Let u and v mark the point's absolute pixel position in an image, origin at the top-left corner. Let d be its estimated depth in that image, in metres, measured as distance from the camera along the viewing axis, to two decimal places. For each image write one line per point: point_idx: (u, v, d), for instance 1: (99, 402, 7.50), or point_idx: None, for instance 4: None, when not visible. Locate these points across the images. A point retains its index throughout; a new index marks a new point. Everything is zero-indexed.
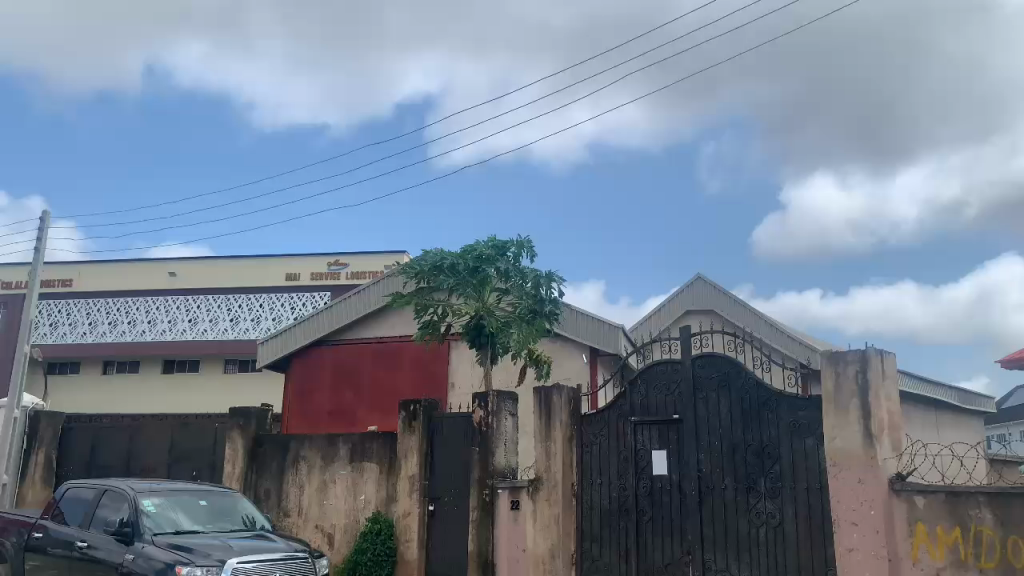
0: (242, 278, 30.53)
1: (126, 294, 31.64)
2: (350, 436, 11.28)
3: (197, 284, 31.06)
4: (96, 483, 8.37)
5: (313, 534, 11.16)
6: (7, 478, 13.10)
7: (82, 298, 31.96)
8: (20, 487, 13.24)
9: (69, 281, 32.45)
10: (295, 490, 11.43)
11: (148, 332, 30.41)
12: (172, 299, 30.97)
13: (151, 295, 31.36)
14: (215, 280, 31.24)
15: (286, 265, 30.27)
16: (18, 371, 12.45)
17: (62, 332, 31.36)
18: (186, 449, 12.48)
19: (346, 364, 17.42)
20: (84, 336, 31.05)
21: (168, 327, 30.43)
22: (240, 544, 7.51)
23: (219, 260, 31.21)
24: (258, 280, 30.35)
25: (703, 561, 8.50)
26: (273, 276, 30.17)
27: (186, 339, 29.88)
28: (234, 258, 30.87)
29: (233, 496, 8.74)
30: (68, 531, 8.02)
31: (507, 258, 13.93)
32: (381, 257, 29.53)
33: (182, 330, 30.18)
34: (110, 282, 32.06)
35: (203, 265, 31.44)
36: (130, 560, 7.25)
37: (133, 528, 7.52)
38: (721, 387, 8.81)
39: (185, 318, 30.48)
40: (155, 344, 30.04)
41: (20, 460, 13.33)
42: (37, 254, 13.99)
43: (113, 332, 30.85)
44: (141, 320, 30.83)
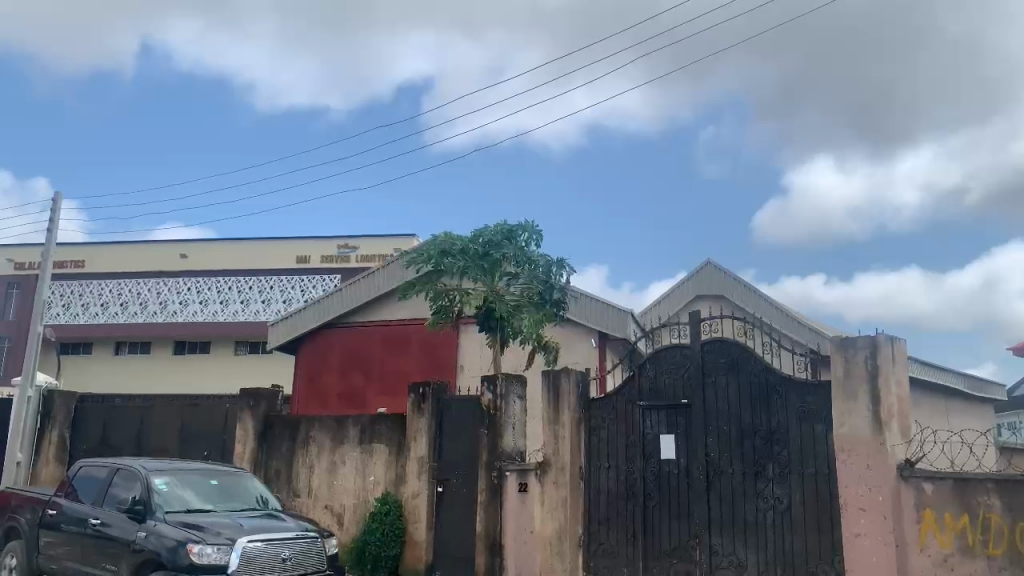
0: (252, 261, 30.65)
1: (137, 275, 31.83)
2: (360, 418, 11.33)
3: (208, 266, 31.20)
4: (108, 462, 8.42)
5: (323, 514, 11.26)
6: (21, 457, 13.28)
7: (93, 279, 32.21)
8: (34, 466, 13.40)
9: (81, 263, 32.69)
10: (304, 470, 11.52)
11: (159, 314, 30.68)
12: (183, 281, 31.10)
13: (162, 277, 31.53)
14: (225, 262, 31.30)
15: (296, 248, 30.32)
16: (28, 354, 12.51)
17: (74, 312, 31.69)
18: (197, 430, 12.58)
19: (357, 345, 17.45)
20: (95, 316, 31.36)
21: (179, 309, 30.66)
22: (251, 523, 7.60)
23: (228, 243, 31.31)
24: (267, 263, 30.46)
25: (710, 544, 8.53)
26: (283, 259, 30.23)
27: (197, 321, 30.11)
28: (244, 241, 30.98)
29: (244, 475, 8.81)
30: (82, 509, 8.11)
31: (517, 243, 13.95)
32: (390, 240, 29.52)
33: (193, 312, 30.34)
34: (122, 264, 32.21)
35: (214, 248, 31.54)
36: (141, 538, 7.35)
37: (146, 505, 7.60)
38: (729, 372, 8.82)
39: (197, 300, 30.64)
40: (166, 326, 30.30)
41: (34, 439, 13.49)
42: (50, 236, 14.04)
43: (125, 313, 31.14)
44: (153, 302, 30.99)
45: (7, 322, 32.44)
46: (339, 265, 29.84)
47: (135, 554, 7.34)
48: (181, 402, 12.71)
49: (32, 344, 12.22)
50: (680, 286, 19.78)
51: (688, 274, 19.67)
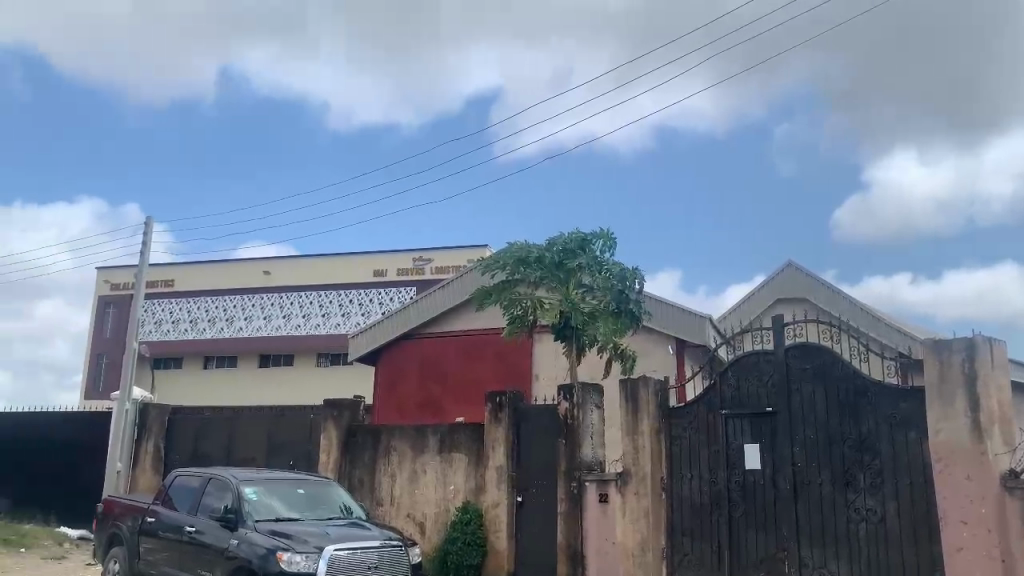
0: (332, 275, 31.49)
1: (224, 292, 33.09)
2: (440, 427, 11.44)
3: (290, 282, 32.19)
4: (201, 471, 8.72)
5: (405, 523, 11.39)
6: (121, 467, 13.92)
7: (183, 297, 33.64)
8: (133, 476, 14.03)
9: (171, 282, 34.20)
10: (386, 479, 11.68)
11: (245, 328, 31.79)
12: (266, 296, 32.15)
13: (247, 293, 32.69)
14: (306, 278, 32.20)
15: (373, 262, 31.00)
16: (125, 369, 13.14)
17: (166, 329, 33.12)
18: (283, 440, 12.93)
19: (435, 354, 17.65)
20: (186, 332, 32.72)
21: (264, 323, 31.70)
22: (337, 531, 7.75)
23: (309, 258, 32.23)
24: (347, 277, 31.23)
25: (799, 557, 8.25)
26: (361, 272, 30.96)
27: (281, 334, 31.05)
28: (324, 257, 31.86)
29: (329, 484, 9.00)
30: (178, 517, 8.42)
31: (592, 252, 13.91)
32: (464, 251, 29.83)
33: (277, 326, 31.33)
34: (209, 281, 33.48)
35: (296, 263, 32.49)
36: (234, 546, 7.59)
37: (237, 514, 7.85)
38: (815, 378, 8.53)
39: (279, 314, 31.60)
40: (252, 339, 31.35)
41: (131, 449, 14.12)
42: (144, 256, 14.71)
43: (213, 328, 32.40)
44: (238, 317, 32.12)
45: (106, 339, 34.19)
46: (415, 277, 30.31)
47: (228, 561, 7.58)
48: (268, 412, 13.11)
49: (129, 359, 12.82)
50: (760, 290, 19.30)
51: (767, 278, 19.22)
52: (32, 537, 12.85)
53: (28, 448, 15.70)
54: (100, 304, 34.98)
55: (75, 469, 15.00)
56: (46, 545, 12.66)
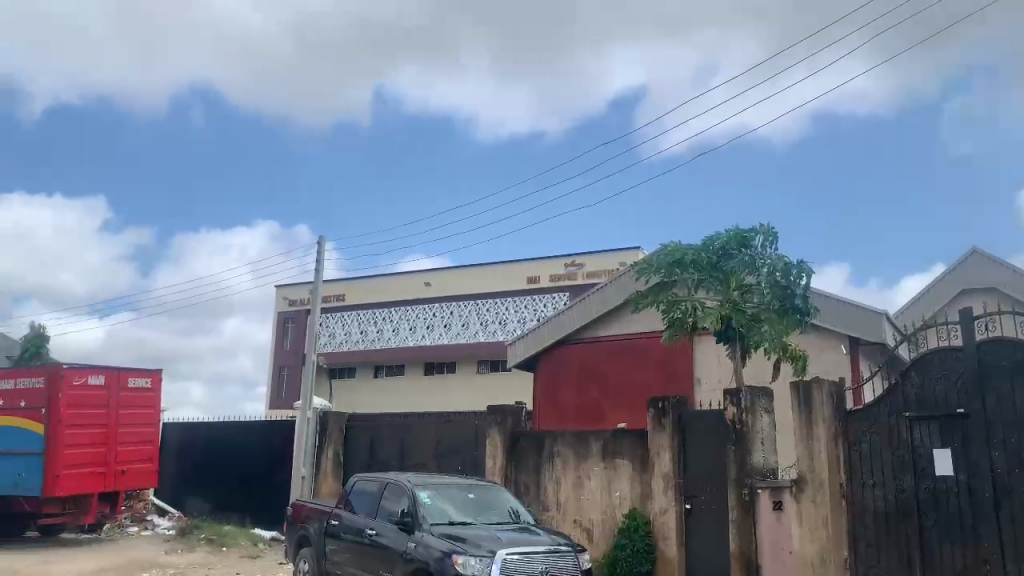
0: (487, 284, 32.43)
1: (388, 304, 34.82)
2: (603, 433, 11.36)
3: (448, 293, 33.41)
4: (379, 477, 9.10)
5: (573, 529, 11.38)
6: (306, 472, 14.78)
7: (351, 310, 35.64)
8: (315, 482, 14.81)
9: (341, 296, 36.55)
10: (552, 485, 11.72)
11: (409, 338, 33.18)
12: (427, 306, 33.37)
13: (409, 304, 34.17)
14: (462, 288, 33.24)
15: (527, 269, 31.66)
16: (304, 380, 14.00)
17: (337, 340, 35.14)
18: (451, 445, 13.28)
19: (593, 360, 17.60)
20: (355, 343, 34.60)
21: (425, 332, 32.98)
22: (508, 536, 7.85)
23: (465, 269, 33.29)
24: (502, 285, 32.04)
25: (1005, 571, 7.53)
26: (517, 280, 31.68)
27: (441, 343, 32.16)
28: (479, 267, 32.83)
29: (498, 489, 9.14)
30: (359, 520, 8.83)
31: (751, 250, 13.38)
32: (616, 254, 29.71)
33: (438, 335, 32.51)
34: (377, 294, 35.38)
35: (451, 275, 33.55)
36: (412, 548, 7.85)
37: (413, 518, 8.13)
38: (1015, 376, 7.74)
39: (439, 323, 32.73)
40: (416, 348, 32.65)
41: (314, 455, 14.92)
42: (318, 273, 15.66)
43: (379, 338, 34.06)
44: (403, 327, 33.55)
45: (287, 350, 36.72)
46: (568, 282, 30.52)
47: (407, 562, 7.85)
48: (435, 419, 13.55)
49: (309, 371, 13.68)
50: (939, 281, 17.90)
51: (948, 269, 17.77)
52: (231, 537, 13.92)
53: (224, 454, 17.06)
54: (280, 318, 37.61)
55: (265, 474, 16.16)
56: (243, 544, 13.68)
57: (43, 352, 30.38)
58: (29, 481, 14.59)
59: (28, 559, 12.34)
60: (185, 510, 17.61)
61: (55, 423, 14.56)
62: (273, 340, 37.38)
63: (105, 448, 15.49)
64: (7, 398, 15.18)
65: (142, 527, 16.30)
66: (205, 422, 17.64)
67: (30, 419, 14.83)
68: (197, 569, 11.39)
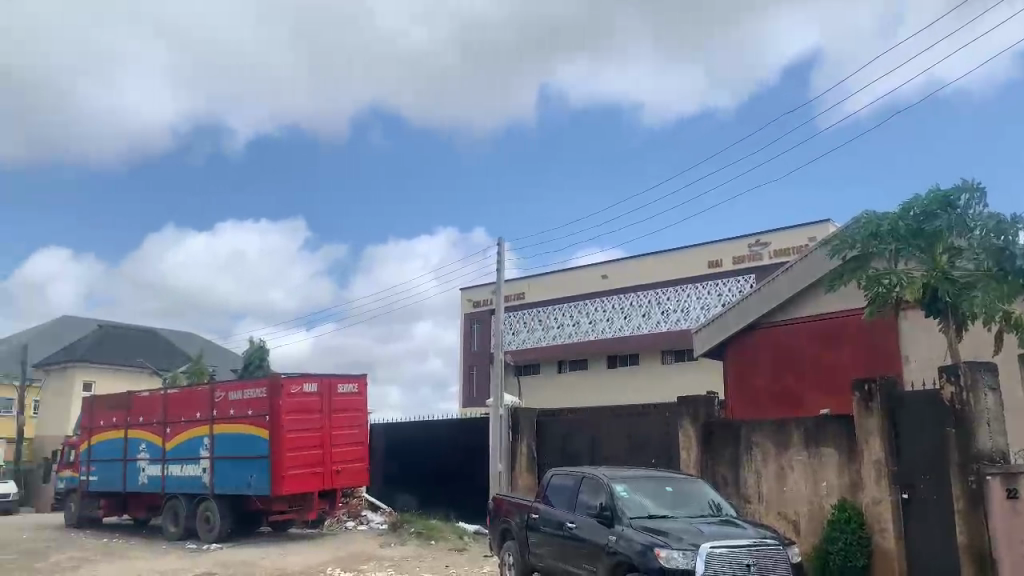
0: (666, 272, 31.86)
1: (568, 300, 35.36)
2: (804, 421, 10.78)
3: (627, 284, 33.28)
4: (574, 471, 9.16)
5: (777, 522, 10.89)
6: (502, 467, 15.25)
7: (532, 308, 36.52)
8: (513, 475, 15.30)
9: (521, 294, 37.68)
10: (753, 476, 11.28)
11: (592, 332, 33.54)
12: (606, 300, 33.34)
13: (589, 298, 34.41)
14: (641, 278, 32.88)
15: (707, 253, 30.74)
16: (494, 379, 14.46)
17: (522, 338, 36.20)
18: (643, 438, 13.16)
19: (786, 345, 16.77)
20: (540, 340, 35.45)
21: (607, 326, 33.13)
22: (711, 529, 7.62)
23: (642, 259, 32.93)
24: (682, 272, 31.33)
25: None
26: (697, 265, 30.87)
27: (625, 335, 32.19)
28: (657, 256, 32.37)
29: (696, 482, 8.91)
30: (558, 513, 8.93)
31: (957, 211, 12.18)
32: (803, 230, 28.10)
33: (621, 327, 32.58)
34: (558, 292, 36.06)
35: (628, 266, 33.32)
36: (614, 541, 7.82)
37: (613, 511, 8.10)
38: None
39: (620, 316, 32.79)
40: (599, 341, 32.93)
41: (509, 450, 15.37)
42: (500, 274, 16.06)
43: (562, 334, 34.66)
44: (584, 321, 33.82)
45: (475, 352, 38.18)
46: (753, 263, 29.26)
47: (610, 556, 7.83)
48: (625, 413, 13.49)
49: (500, 371, 14.11)
50: None
51: None
52: (438, 531, 14.62)
53: (424, 453, 17.93)
54: (466, 320, 39.09)
55: (463, 471, 16.81)
56: (449, 538, 14.30)
57: (265, 366, 33.43)
58: (259, 483, 16.00)
59: (263, 552, 13.60)
60: (394, 506, 18.67)
61: (277, 429, 15.95)
62: (461, 342, 39.01)
63: (322, 450, 16.76)
64: (235, 407, 16.78)
65: (357, 522, 17.90)
66: (404, 423, 18.63)
67: (255, 425, 16.31)
68: (411, 562, 12.03)
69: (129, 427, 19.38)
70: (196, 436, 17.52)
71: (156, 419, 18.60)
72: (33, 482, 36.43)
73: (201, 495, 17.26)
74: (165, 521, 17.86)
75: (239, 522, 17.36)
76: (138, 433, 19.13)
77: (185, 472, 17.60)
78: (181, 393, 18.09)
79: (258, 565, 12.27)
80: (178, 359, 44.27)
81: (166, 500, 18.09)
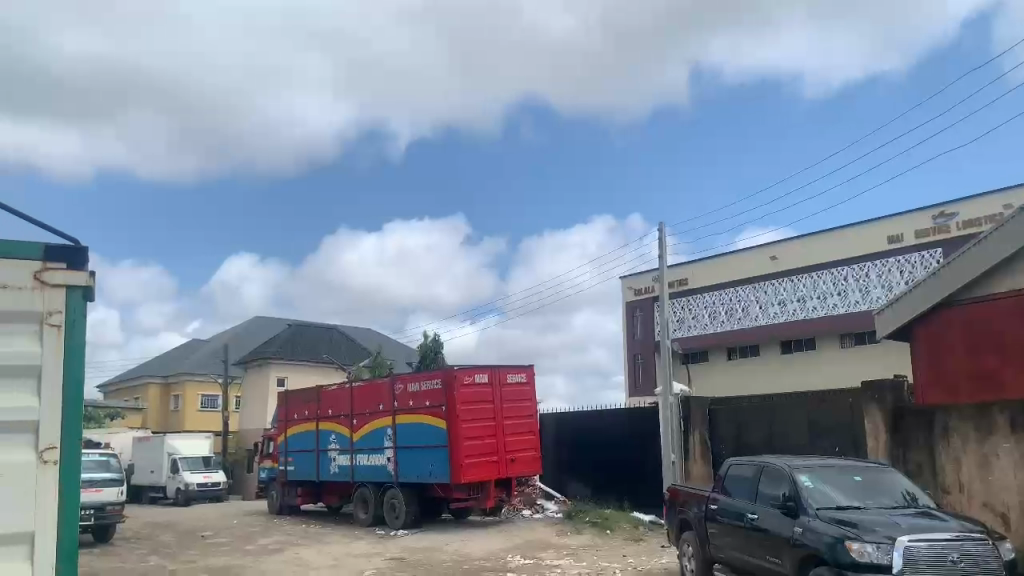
0: (839, 251, 30.11)
1: (731, 284, 34.15)
2: (1010, 404, 9.87)
3: (795, 265, 31.83)
4: (753, 460, 8.85)
5: (983, 514, 10.04)
6: (676, 457, 14.82)
7: (695, 294, 35.70)
8: (688, 466, 14.81)
9: (683, 280, 36.34)
10: (951, 464, 10.47)
11: (762, 317, 32.55)
12: (777, 283, 32.19)
13: (755, 282, 33.16)
14: (810, 258, 31.24)
15: (885, 227, 28.73)
16: (663, 368, 14.26)
17: (687, 325, 35.66)
18: (825, 425, 12.59)
19: (985, 319, 14.43)
20: (706, 327, 34.80)
21: (778, 310, 32.01)
22: (908, 521, 7.12)
23: (811, 237, 31.37)
24: (858, 249, 29.51)
25: None
26: (875, 242, 28.93)
27: (800, 319, 31.09)
28: (828, 233, 30.70)
29: (890, 471, 8.35)
30: (738, 504, 8.66)
31: None
32: (997, 197, 25.60)
33: (794, 310, 31.45)
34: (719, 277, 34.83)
35: (796, 246, 31.83)
36: (799, 533, 7.47)
37: (797, 502, 7.75)
38: None
39: (793, 299, 31.62)
40: (771, 327, 31.93)
41: (682, 440, 14.93)
42: (662, 260, 15.75)
43: (730, 320, 33.81)
44: (754, 306, 32.91)
45: (639, 341, 37.96)
46: (940, 238, 26.90)
47: (795, 548, 7.49)
48: (804, 400, 12.96)
49: (668, 359, 13.88)
50: None
51: None
52: (613, 520, 14.64)
53: (595, 443, 18.00)
54: (628, 309, 38.86)
55: (635, 461, 16.74)
56: (625, 528, 14.27)
57: (439, 359, 34.78)
58: (440, 472, 16.66)
59: (443, 539, 14.14)
60: (569, 494, 18.89)
61: (452, 419, 16.64)
62: (625, 331, 38.89)
63: (496, 439, 17.25)
64: (414, 398, 17.60)
65: (533, 511, 18.01)
66: (574, 413, 18.81)
67: (433, 415, 17.06)
68: (589, 550, 12.08)
69: (320, 419, 20.70)
70: (379, 427, 18.46)
71: (343, 411, 19.77)
72: (241, 473, 39.84)
73: (387, 483, 18.13)
74: (357, 509, 18.91)
75: (423, 509, 18.17)
76: (328, 424, 20.41)
77: (372, 462, 18.58)
78: (364, 385, 19.11)
79: (440, 551, 12.76)
80: (356, 356, 46.86)
81: (356, 488, 19.15)
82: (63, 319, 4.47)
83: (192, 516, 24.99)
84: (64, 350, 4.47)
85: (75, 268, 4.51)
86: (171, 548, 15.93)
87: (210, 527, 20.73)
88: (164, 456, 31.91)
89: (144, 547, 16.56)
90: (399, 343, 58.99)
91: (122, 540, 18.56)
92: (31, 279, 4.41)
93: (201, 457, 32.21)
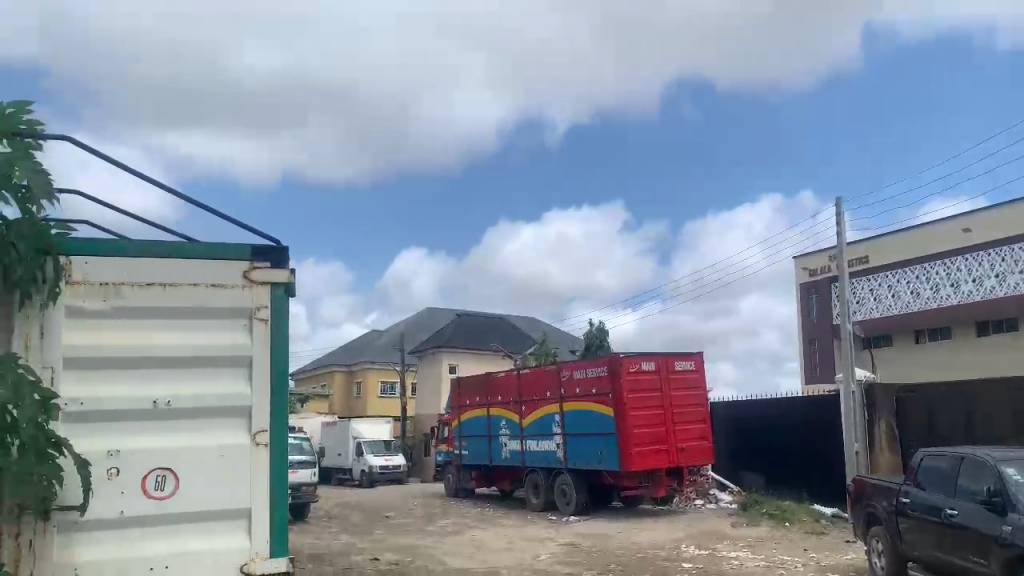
0: None
1: (920, 261, 31.85)
2: None
3: (996, 236, 28.98)
4: (951, 451, 8.16)
5: None
6: (858, 446, 13.84)
7: (877, 273, 33.64)
8: (873, 456, 14.00)
9: (863, 257, 34.42)
10: None
11: (954, 296, 30.21)
12: (973, 257, 29.69)
13: (948, 257, 30.77)
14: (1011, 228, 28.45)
15: None
16: (844, 353, 13.49)
17: (869, 307, 33.64)
18: None
19: None
20: (891, 308, 32.75)
21: (974, 288, 29.59)
22: None
23: (1015, 206, 28.50)
24: None
25: None
26: None
27: (997, 297, 28.54)
28: None
29: None
30: (935, 498, 8.03)
31: None
32: None
33: (992, 287, 28.92)
34: (905, 254, 32.57)
35: (996, 217, 29.04)
36: (1010, 532, 6.81)
37: (1005, 499, 7.06)
38: None
39: (990, 274, 29.05)
40: (964, 307, 29.59)
41: (867, 429, 14.05)
42: (840, 238, 14.89)
43: (918, 301, 31.60)
44: (944, 285, 30.64)
45: (814, 325, 36.27)
46: None
47: (1005, 549, 6.83)
48: None
49: (850, 343, 13.12)
50: None
51: None
52: (792, 512, 14.09)
53: (770, 432, 17.40)
54: (803, 290, 37.12)
55: (816, 451, 16.00)
56: (806, 521, 13.70)
57: (605, 347, 34.88)
58: (610, 460, 16.74)
59: (614, 527, 14.16)
60: (742, 485, 18.32)
61: (621, 406, 16.67)
62: (799, 312, 37.29)
63: (666, 428, 17.07)
64: (581, 386, 17.79)
65: (705, 501, 17.82)
66: (747, 401, 18.21)
67: (600, 403, 17.20)
68: (766, 544, 11.68)
69: (490, 405, 21.33)
70: (548, 415, 18.80)
71: (513, 398, 20.29)
72: (421, 457, 42.07)
73: (558, 469, 18.43)
74: (529, 494, 19.34)
75: (593, 497, 18.31)
76: (498, 410, 21.00)
77: (543, 448, 18.94)
78: (532, 372, 19.52)
79: (612, 539, 12.79)
80: (521, 344, 47.85)
81: (528, 473, 19.59)
82: (269, 312, 4.84)
83: (378, 497, 26.58)
84: (270, 343, 4.84)
85: (279, 266, 4.87)
86: (358, 527, 17.04)
87: (394, 507, 21.98)
88: (350, 440, 34.15)
89: (336, 525, 17.84)
90: (563, 331, 59.56)
91: (316, 517, 20.10)
92: (241, 277, 4.81)
93: (382, 441, 34.16)
